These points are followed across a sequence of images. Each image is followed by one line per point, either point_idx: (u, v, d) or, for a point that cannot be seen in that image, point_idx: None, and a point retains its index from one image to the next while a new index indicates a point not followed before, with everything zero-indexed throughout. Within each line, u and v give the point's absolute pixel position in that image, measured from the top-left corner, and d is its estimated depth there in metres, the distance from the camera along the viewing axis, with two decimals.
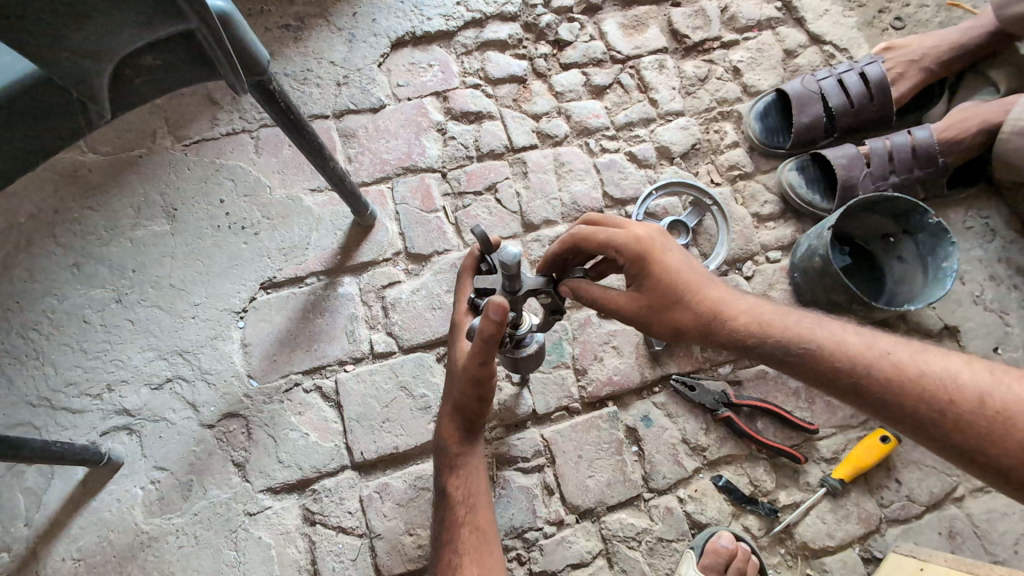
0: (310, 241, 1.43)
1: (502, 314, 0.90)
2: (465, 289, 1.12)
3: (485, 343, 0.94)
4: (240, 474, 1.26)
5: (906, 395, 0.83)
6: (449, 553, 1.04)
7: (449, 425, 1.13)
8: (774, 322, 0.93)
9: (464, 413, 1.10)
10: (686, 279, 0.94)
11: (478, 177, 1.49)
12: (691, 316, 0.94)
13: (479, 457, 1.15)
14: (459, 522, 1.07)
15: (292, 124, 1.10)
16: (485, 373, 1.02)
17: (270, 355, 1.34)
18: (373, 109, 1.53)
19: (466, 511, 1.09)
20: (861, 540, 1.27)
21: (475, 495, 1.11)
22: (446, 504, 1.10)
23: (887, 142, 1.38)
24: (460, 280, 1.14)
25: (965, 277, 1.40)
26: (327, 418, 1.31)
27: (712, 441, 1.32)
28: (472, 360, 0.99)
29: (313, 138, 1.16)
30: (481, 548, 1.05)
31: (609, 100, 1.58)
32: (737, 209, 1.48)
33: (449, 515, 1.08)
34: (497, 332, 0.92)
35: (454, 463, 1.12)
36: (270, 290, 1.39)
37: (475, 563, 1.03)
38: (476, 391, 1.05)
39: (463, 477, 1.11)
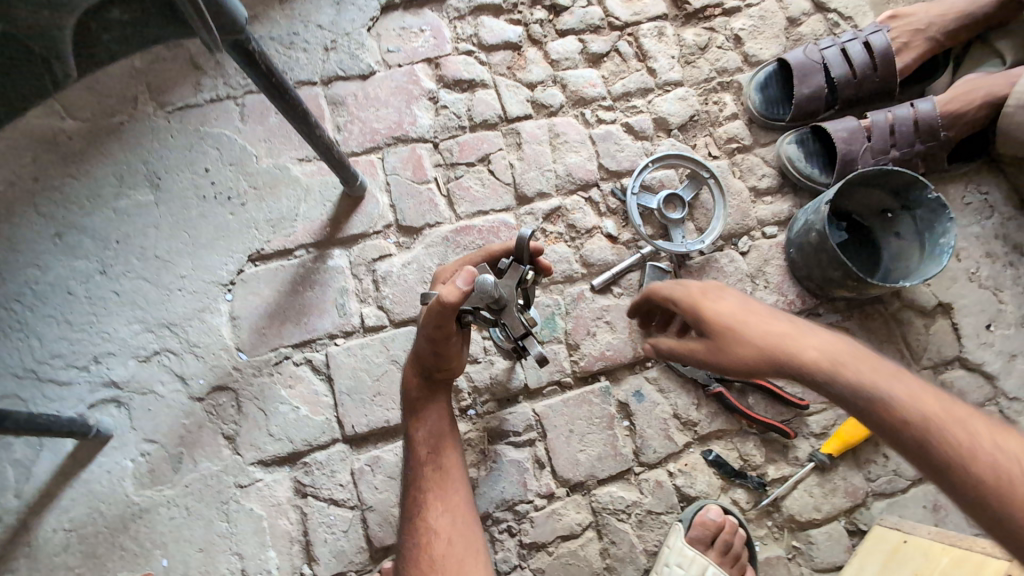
0: (298, 212, 1.40)
1: (465, 285, 0.96)
2: (469, 264, 1.16)
3: (441, 307, 0.98)
4: (231, 447, 1.26)
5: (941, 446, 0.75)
6: (415, 490, 1.12)
7: (408, 373, 1.16)
8: (839, 360, 0.81)
9: (422, 362, 1.13)
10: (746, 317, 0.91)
11: (471, 148, 1.46)
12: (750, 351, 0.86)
13: (441, 404, 1.17)
14: (423, 462, 1.13)
15: (274, 88, 1.05)
16: (441, 334, 1.04)
17: (259, 328, 1.33)
18: (363, 76, 1.48)
19: (429, 451, 1.13)
20: (847, 513, 1.28)
21: (438, 438, 1.15)
22: (410, 447, 1.15)
23: (888, 115, 1.34)
24: (475, 254, 1.19)
25: (961, 253, 1.38)
26: (318, 391, 1.30)
27: (703, 416, 1.32)
28: (426, 320, 1.02)
29: (294, 101, 1.10)
30: (443, 486, 1.12)
31: (607, 69, 1.53)
32: (735, 183, 1.45)
33: (412, 456, 1.14)
34: (456, 302, 0.96)
35: (413, 408, 1.16)
36: (258, 263, 1.37)
37: (440, 500, 1.10)
38: (430, 346, 1.07)
39: (426, 422, 1.15)
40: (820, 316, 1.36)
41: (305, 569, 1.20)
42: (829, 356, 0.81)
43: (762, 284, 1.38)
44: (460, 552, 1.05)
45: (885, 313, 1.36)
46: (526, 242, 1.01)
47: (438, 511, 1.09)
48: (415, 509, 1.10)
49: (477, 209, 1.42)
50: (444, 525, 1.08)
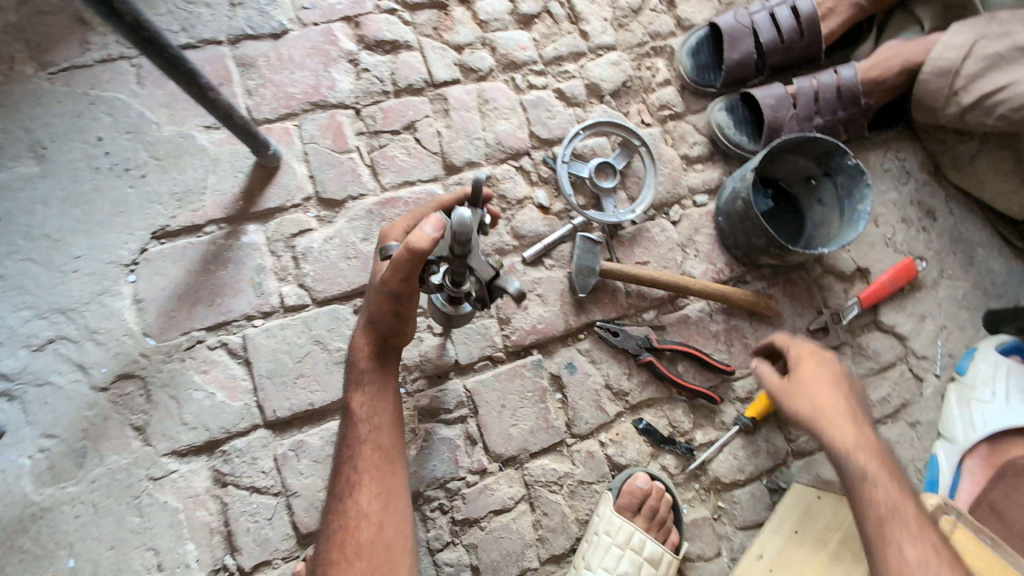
0: (206, 184, 1.29)
1: (435, 232, 0.95)
2: (420, 219, 1.13)
3: (410, 255, 0.96)
4: (141, 438, 1.18)
5: (893, 548, 0.92)
6: (349, 470, 1.06)
7: (361, 341, 1.11)
8: (833, 406, 1.06)
9: (379, 328, 1.09)
10: (826, 397, 1.07)
11: (395, 114, 1.37)
12: (806, 408, 1.07)
13: (389, 378, 1.13)
14: (361, 440, 1.08)
15: (149, 44, 0.93)
16: (405, 290, 1.03)
17: (168, 311, 1.24)
18: (274, 35, 1.36)
19: (369, 430, 1.08)
20: (768, 472, 1.33)
21: (380, 416, 1.10)
22: (349, 422, 1.09)
23: (813, 81, 1.34)
24: (423, 208, 1.15)
25: (879, 219, 1.42)
26: (235, 376, 1.23)
27: (634, 386, 1.33)
28: (393, 274, 1.00)
29: (180, 62, 0.98)
30: (381, 467, 1.07)
31: (538, 31, 1.47)
32: (667, 151, 1.43)
33: (349, 433, 1.08)
34: (426, 250, 0.95)
35: (361, 379, 1.11)
36: (164, 240, 1.26)
37: (374, 483, 1.05)
38: (393, 307, 1.06)
39: (369, 396, 1.10)
40: (747, 284, 1.38)
41: (228, 560, 1.16)
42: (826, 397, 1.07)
43: (692, 253, 1.38)
44: (387, 538, 1.03)
45: (806, 279, 1.39)
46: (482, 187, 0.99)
47: (369, 494, 1.05)
48: (347, 489, 1.05)
49: (403, 180, 1.35)
50: (376, 509, 1.04)
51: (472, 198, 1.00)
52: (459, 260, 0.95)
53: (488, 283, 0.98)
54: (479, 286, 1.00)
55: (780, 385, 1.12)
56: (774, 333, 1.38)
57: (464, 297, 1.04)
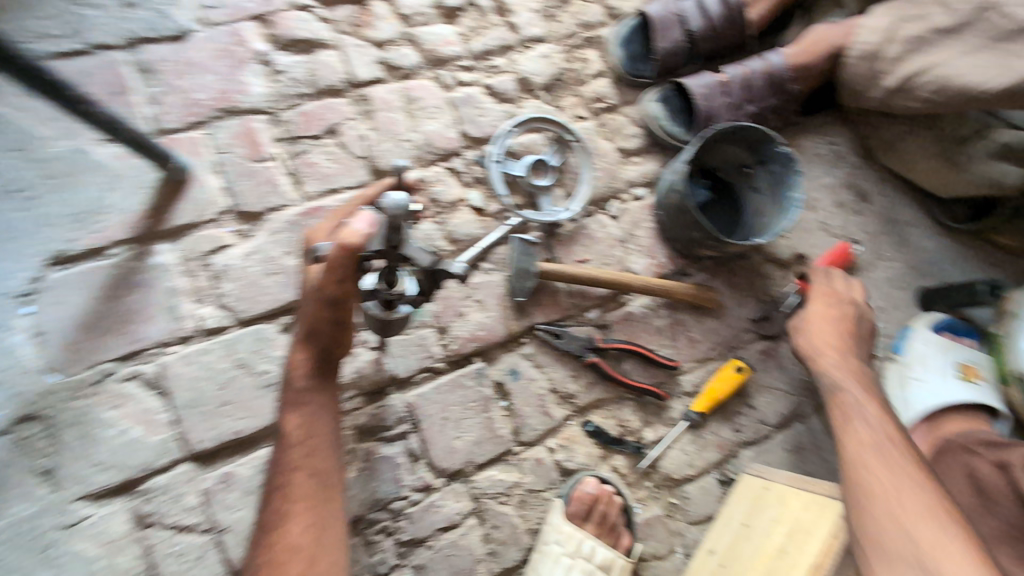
0: (108, 203, 1.19)
1: (367, 227, 0.85)
2: (346, 217, 1.01)
3: (342, 255, 0.84)
4: (49, 483, 1.09)
5: (865, 448, 1.03)
6: (279, 498, 0.91)
7: (297, 356, 0.96)
8: (830, 339, 1.22)
9: (318, 338, 0.95)
10: (823, 331, 1.23)
11: (315, 118, 1.29)
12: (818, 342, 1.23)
13: (330, 396, 0.99)
14: (294, 465, 0.93)
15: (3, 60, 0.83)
16: (341, 294, 0.88)
17: (71, 343, 1.14)
18: (176, 37, 1.26)
19: (305, 453, 0.94)
20: (719, 465, 1.32)
21: (317, 438, 0.95)
22: (281, 444, 0.94)
23: (743, 69, 1.32)
24: (347, 207, 1.05)
25: (815, 204, 1.42)
26: (152, 408, 1.14)
27: (580, 388, 1.30)
28: (328, 276, 0.86)
29: (45, 78, 0.88)
30: (318, 494, 0.92)
31: (464, 25, 1.40)
32: (603, 145, 1.39)
33: (283, 456, 0.93)
34: (360, 247, 0.84)
35: (297, 398, 0.96)
36: (62, 266, 1.16)
37: (309, 510, 0.91)
38: (333, 312, 0.91)
39: (308, 416, 0.96)
40: (689, 276, 1.36)
41: None
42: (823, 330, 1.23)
43: (633, 248, 1.35)
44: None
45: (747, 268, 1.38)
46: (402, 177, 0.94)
47: (303, 522, 0.89)
48: (275, 519, 0.89)
49: (327, 187, 1.27)
50: (308, 542, 0.88)
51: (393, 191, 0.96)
52: (394, 253, 0.89)
53: (432, 271, 0.95)
54: (422, 274, 0.96)
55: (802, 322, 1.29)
56: (718, 325, 1.37)
57: (400, 300, 0.97)
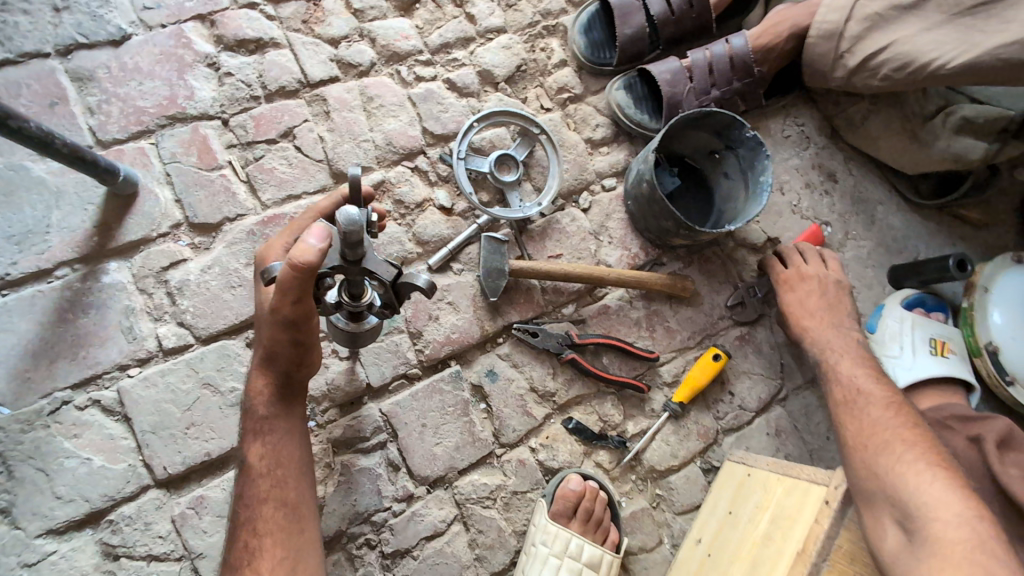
0: (51, 222, 1.12)
1: (321, 243, 0.74)
2: (300, 232, 0.97)
3: (296, 274, 0.75)
4: (7, 522, 1.03)
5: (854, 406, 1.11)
6: (246, 533, 0.89)
7: (258, 382, 0.93)
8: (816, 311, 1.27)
9: (276, 363, 0.91)
10: (807, 304, 1.27)
11: (269, 122, 1.24)
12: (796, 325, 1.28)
13: (296, 421, 0.96)
14: (262, 497, 0.90)
15: None
16: (301, 313, 0.83)
17: (21, 373, 1.07)
18: (113, 42, 1.19)
19: (272, 484, 0.91)
20: (702, 453, 1.32)
21: (285, 466, 0.93)
22: (246, 477, 0.92)
23: (706, 53, 1.30)
24: (301, 219, 0.99)
25: (784, 187, 1.42)
26: (114, 435, 1.09)
27: (560, 385, 1.28)
28: (281, 298, 0.80)
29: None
30: (288, 526, 0.90)
31: (420, 17, 1.35)
32: (570, 136, 1.36)
33: (248, 490, 0.91)
34: (316, 264, 0.74)
35: (260, 427, 0.93)
36: (5, 292, 1.09)
37: (278, 545, 0.88)
38: (290, 334, 0.87)
39: (271, 445, 0.93)
40: (663, 266, 1.35)
41: None
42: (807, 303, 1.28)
43: (606, 241, 1.33)
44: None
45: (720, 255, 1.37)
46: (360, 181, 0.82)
47: (273, 557, 0.87)
48: (244, 557, 0.87)
49: (286, 194, 1.22)
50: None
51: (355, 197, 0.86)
52: (352, 266, 0.80)
53: (392, 286, 0.83)
54: (385, 290, 0.84)
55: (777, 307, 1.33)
56: (695, 313, 1.36)
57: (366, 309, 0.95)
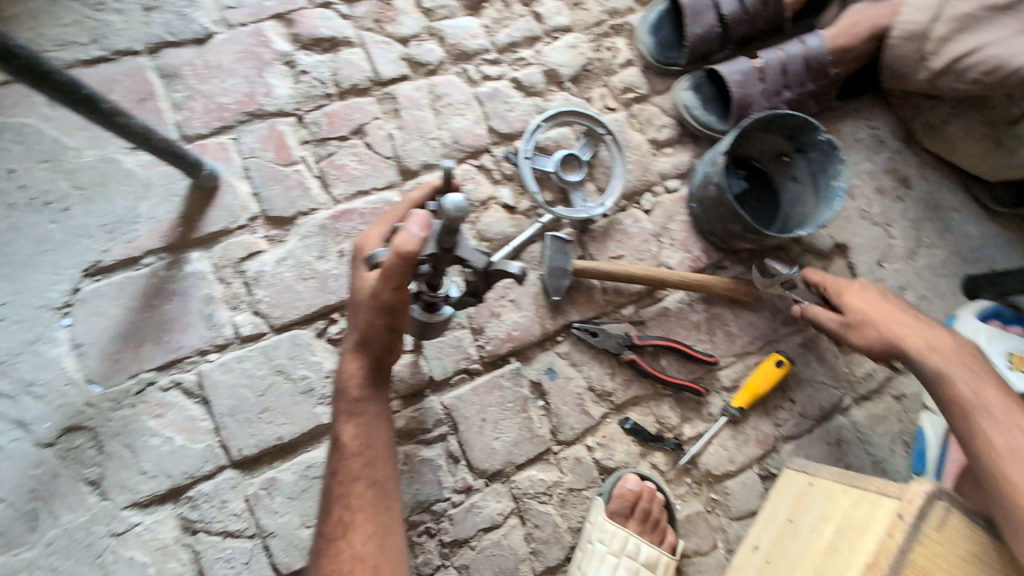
0: (139, 212, 1.18)
1: (421, 231, 0.83)
2: (399, 221, 1.00)
3: (399, 261, 0.83)
4: (97, 493, 1.10)
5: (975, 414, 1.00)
6: (340, 509, 0.96)
7: (351, 365, 1.00)
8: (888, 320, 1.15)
9: (370, 348, 0.97)
10: (874, 313, 1.17)
11: (341, 119, 1.27)
12: (865, 334, 1.17)
13: (383, 404, 1.02)
14: (354, 476, 0.97)
15: (29, 72, 0.81)
16: (398, 300, 0.89)
17: (111, 354, 1.14)
18: (198, 40, 1.24)
19: (363, 463, 0.98)
20: (760, 460, 1.31)
21: (374, 447, 1.00)
22: (339, 455, 0.99)
23: (780, 53, 1.28)
24: (396, 210, 1.02)
25: (854, 192, 1.38)
26: (194, 416, 1.15)
27: (617, 385, 1.29)
28: (383, 283, 0.86)
29: (74, 89, 0.87)
30: (377, 501, 0.97)
31: (488, 16, 1.37)
32: (634, 137, 1.36)
33: (341, 468, 0.98)
34: (416, 252, 0.83)
35: (353, 408, 1.00)
36: (97, 277, 1.16)
37: (368, 521, 0.95)
38: (386, 321, 0.92)
39: (363, 426, 1.00)
40: (725, 270, 1.34)
41: None
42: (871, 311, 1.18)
43: (668, 242, 1.33)
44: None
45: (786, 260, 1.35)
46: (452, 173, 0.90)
47: (364, 533, 0.94)
48: (339, 531, 0.94)
49: (356, 190, 1.26)
50: (371, 551, 0.93)
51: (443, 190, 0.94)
52: (447, 255, 0.87)
53: (484, 272, 0.90)
54: (476, 276, 0.91)
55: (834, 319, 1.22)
56: (756, 318, 1.36)
57: (442, 300, 0.99)
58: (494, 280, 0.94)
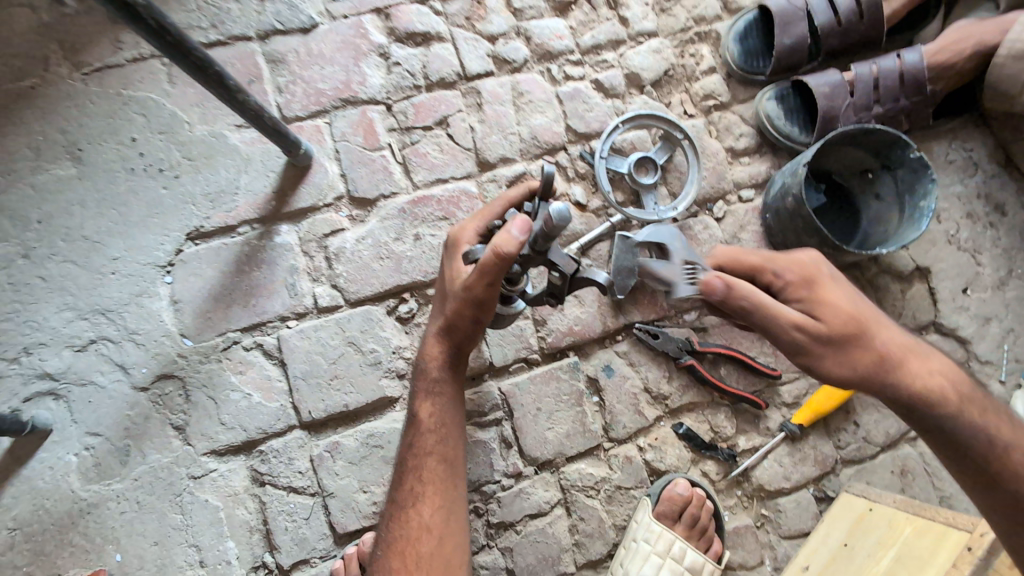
0: (239, 184, 1.28)
1: (522, 234, 0.89)
2: (494, 219, 1.06)
3: (497, 260, 0.91)
4: (181, 438, 1.20)
5: (986, 454, 0.90)
6: (413, 479, 1.05)
7: (434, 349, 1.08)
8: (860, 327, 0.93)
9: (454, 335, 1.06)
10: (838, 313, 0.93)
11: (427, 110, 1.33)
12: (849, 349, 0.92)
13: (459, 388, 1.10)
14: (428, 451, 1.06)
15: (175, 47, 0.91)
16: (489, 295, 0.98)
17: (204, 312, 1.24)
18: (304, 30, 1.33)
19: (437, 440, 1.07)
20: (816, 480, 1.29)
21: (448, 426, 1.08)
22: (416, 429, 1.08)
23: (873, 67, 1.25)
24: (492, 206, 1.07)
25: (942, 214, 1.32)
26: (271, 376, 1.23)
27: (674, 390, 1.29)
28: (478, 279, 0.95)
29: (209, 66, 0.97)
30: (445, 478, 1.06)
31: (575, 18, 1.40)
32: (711, 144, 1.36)
33: (417, 442, 1.07)
34: (514, 254, 0.90)
35: (431, 387, 1.09)
36: (198, 241, 1.26)
37: (436, 495, 1.04)
38: (473, 312, 1.01)
39: (439, 406, 1.08)
40: None
41: (267, 558, 1.18)
42: (847, 316, 0.93)
43: None
44: (448, 552, 1.02)
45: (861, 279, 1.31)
46: (550, 180, 0.90)
47: (433, 505, 1.04)
48: (410, 499, 1.04)
49: (435, 177, 1.31)
50: (437, 522, 1.03)
51: (542, 193, 0.94)
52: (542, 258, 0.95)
53: (571, 279, 0.98)
54: (562, 279, 0.98)
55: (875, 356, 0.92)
56: None
57: (517, 294, 1.05)
58: (577, 287, 1.02)
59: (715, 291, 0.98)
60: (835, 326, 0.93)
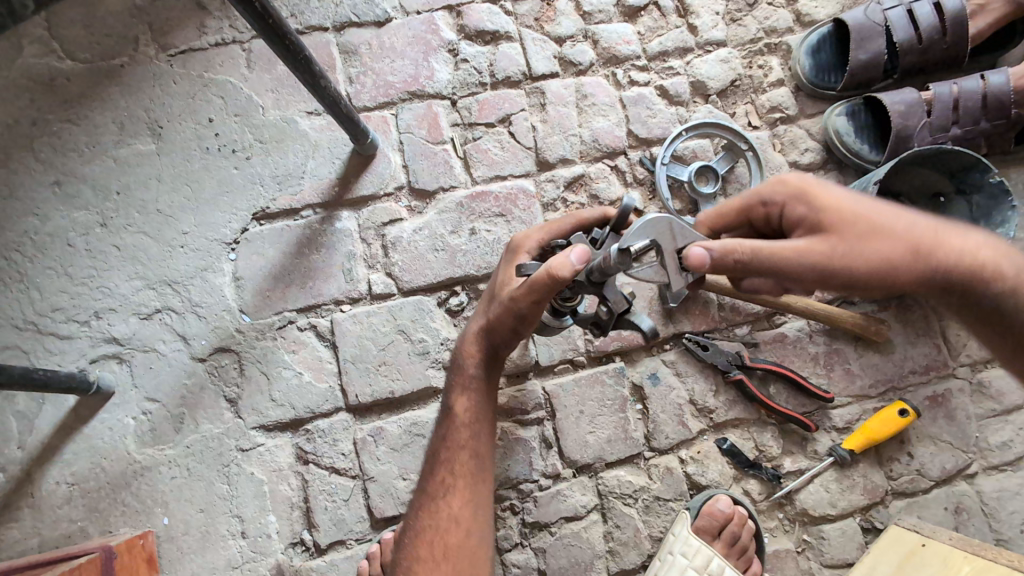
0: (306, 168, 1.32)
1: (580, 262, 0.88)
2: (559, 234, 1.08)
3: (548, 281, 0.91)
4: (233, 410, 1.23)
5: None
6: (445, 472, 1.06)
7: (473, 347, 1.09)
8: (878, 231, 0.89)
9: (494, 338, 1.07)
10: (846, 216, 0.89)
11: (490, 108, 1.35)
12: (883, 253, 0.88)
13: (493, 387, 1.11)
14: (461, 445, 1.07)
15: (271, 30, 0.95)
16: (533, 311, 0.98)
17: (264, 291, 1.28)
18: (378, 23, 1.37)
19: (470, 434, 1.07)
20: (864, 510, 1.24)
21: (480, 422, 1.08)
22: (450, 422, 1.08)
23: (954, 87, 1.22)
24: (562, 220, 1.09)
25: (1016, 245, 1.27)
26: (322, 358, 1.26)
27: (720, 404, 1.27)
28: (525, 295, 0.96)
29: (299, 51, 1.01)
30: (474, 473, 1.06)
31: (643, 24, 1.40)
32: (775, 157, 1.33)
33: (451, 434, 1.07)
34: (567, 279, 0.89)
35: (467, 383, 1.09)
36: (263, 221, 1.30)
37: (467, 488, 1.05)
38: (515, 323, 1.02)
39: (473, 402, 1.08)
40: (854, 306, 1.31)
41: (305, 535, 1.20)
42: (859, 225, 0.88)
43: None
44: (473, 546, 1.03)
45: None
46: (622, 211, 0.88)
47: (462, 498, 1.04)
48: (441, 489, 1.05)
49: (494, 174, 1.33)
50: (466, 516, 1.04)
51: None
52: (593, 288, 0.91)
53: (616, 317, 0.91)
54: (608, 316, 0.92)
55: (906, 247, 0.88)
56: (882, 361, 1.29)
57: (566, 310, 1.05)
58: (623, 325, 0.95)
59: (703, 262, 0.85)
60: (841, 230, 0.89)
